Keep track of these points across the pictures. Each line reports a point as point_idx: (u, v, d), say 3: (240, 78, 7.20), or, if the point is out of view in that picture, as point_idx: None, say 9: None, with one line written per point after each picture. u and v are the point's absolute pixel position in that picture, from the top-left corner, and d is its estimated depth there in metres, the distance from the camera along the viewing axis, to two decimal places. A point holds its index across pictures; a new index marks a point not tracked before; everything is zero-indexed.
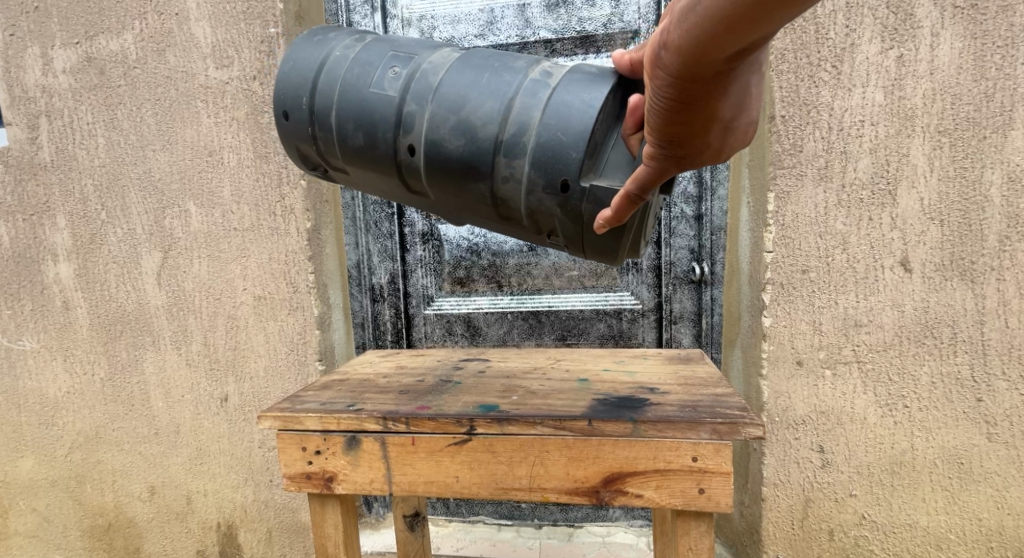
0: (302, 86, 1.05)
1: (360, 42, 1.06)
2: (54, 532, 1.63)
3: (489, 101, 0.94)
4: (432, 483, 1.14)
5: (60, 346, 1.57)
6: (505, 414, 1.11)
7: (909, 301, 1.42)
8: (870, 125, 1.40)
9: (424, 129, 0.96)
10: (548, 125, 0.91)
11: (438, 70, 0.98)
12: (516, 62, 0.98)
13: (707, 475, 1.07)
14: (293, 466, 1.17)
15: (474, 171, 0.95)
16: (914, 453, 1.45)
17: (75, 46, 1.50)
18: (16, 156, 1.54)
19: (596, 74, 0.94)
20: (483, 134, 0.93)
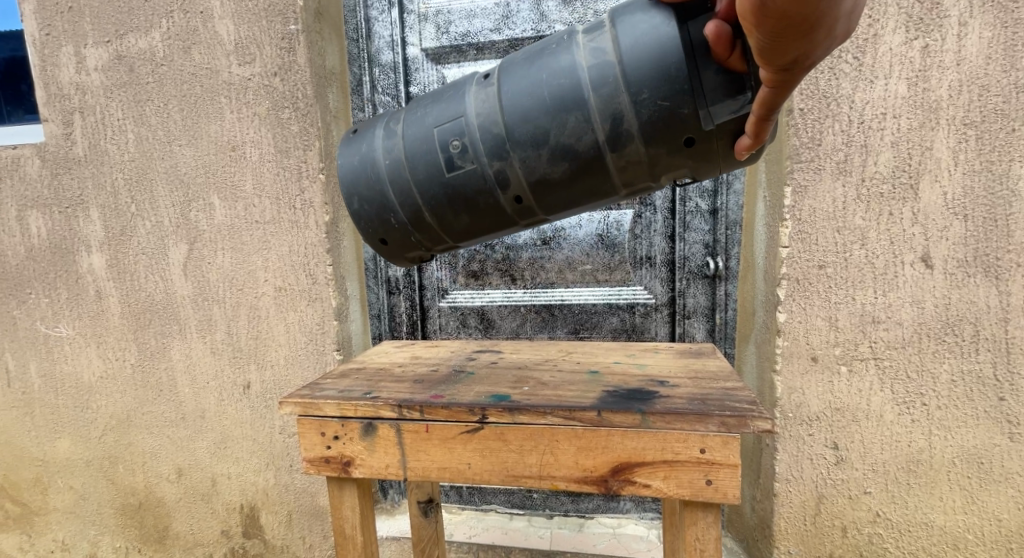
0: (381, 201, 1.08)
1: (396, 131, 1.07)
2: (90, 509, 1.70)
3: (570, 114, 0.96)
4: (445, 469, 1.17)
5: (93, 333, 1.63)
6: (516, 404, 1.14)
7: (929, 298, 1.40)
8: (892, 118, 1.37)
9: (524, 172, 1.00)
10: (640, 96, 0.93)
11: (495, 113, 1.00)
12: (558, 56, 0.98)
13: (714, 467, 1.08)
14: (313, 449, 1.22)
15: (593, 173, 0.99)
16: (932, 452, 1.43)
17: (106, 45, 1.55)
18: (52, 151, 1.60)
19: (651, 16, 0.92)
20: (583, 147, 0.97)
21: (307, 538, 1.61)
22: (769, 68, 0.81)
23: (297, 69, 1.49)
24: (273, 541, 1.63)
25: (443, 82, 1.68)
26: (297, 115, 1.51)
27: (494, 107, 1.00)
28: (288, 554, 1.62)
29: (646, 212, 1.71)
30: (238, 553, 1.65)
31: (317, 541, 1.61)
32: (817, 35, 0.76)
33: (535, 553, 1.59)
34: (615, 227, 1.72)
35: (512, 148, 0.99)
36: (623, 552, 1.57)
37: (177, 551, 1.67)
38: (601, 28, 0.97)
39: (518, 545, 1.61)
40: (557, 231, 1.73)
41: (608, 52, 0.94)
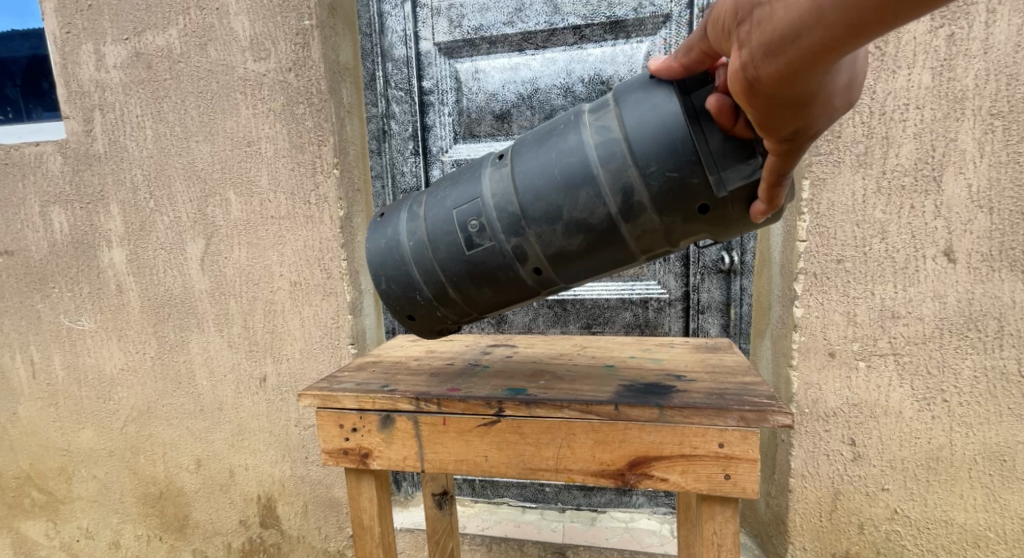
0: (408, 279, 1.13)
1: (419, 214, 1.12)
2: (113, 498, 1.74)
3: (581, 190, 0.99)
4: (461, 462, 1.17)
5: (114, 326, 1.67)
6: (533, 398, 1.14)
7: (952, 292, 1.37)
8: (915, 109, 1.34)
9: (541, 245, 1.03)
10: (647, 171, 0.95)
11: (511, 192, 1.03)
12: (567, 136, 1.01)
13: (733, 461, 1.07)
14: (332, 441, 1.23)
15: (608, 243, 1.01)
16: (953, 449, 1.41)
17: (125, 42, 1.57)
18: (73, 148, 1.63)
19: (654, 96, 0.96)
20: (595, 219, 0.99)
21: (323, 529, 1.63)
22: (772, 138, 0.83)
23: (311, 64, 1.50)
24: (289, 531, 1.65)
25: (456, 77, 1.68)
26: (312, 110, 1.52)
27: (509, 187, 1.04)
28: (304, 543, 1.65)
29: None
30: (256, 542, 1.68)
31: (333, 532, 1.63)
32: (814, 109, 0.78)
33: (548, 546, 1.60)
34: None
35: (528, 225, 1.02)
36: (636, 546, 1.58)
37: (197, 540, 1.71)
38: (607, 107, 1.00)
39: (531, 538, 1.62)
40: None
41: (614, 130, 0.97)
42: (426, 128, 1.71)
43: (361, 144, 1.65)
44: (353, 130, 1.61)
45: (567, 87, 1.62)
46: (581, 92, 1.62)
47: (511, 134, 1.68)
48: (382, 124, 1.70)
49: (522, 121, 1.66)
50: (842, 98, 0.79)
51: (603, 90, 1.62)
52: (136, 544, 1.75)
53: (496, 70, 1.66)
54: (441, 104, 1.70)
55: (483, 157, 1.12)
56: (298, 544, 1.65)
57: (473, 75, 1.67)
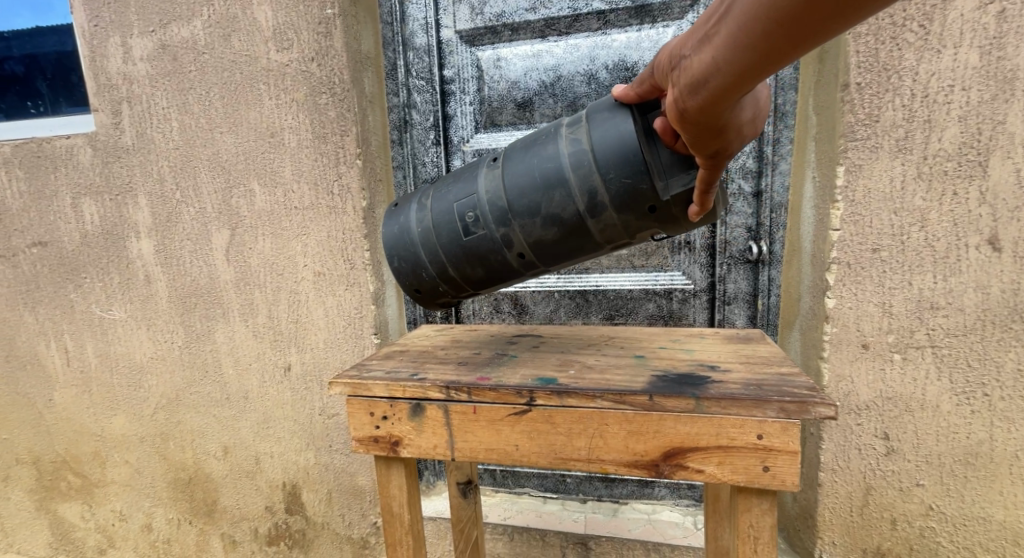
0: (416, 261, 1.20)
1: (426, 204, 1.20)
2: (144, 482, 1.78)
3: (556, 190, 1.08)
4: (492, 450, 1.16)
5: (144, 316, 1.70)
6: (564, 387, 1.12)
7: (996, 282, 1.31)
8: (960, 90, 1.28)
9: (523, 235, 1.11)
10: (608, 176, 1.05)
11: (500, 189, 1.12)
12: (546, 145, 1.10)
13: (772, 453, 1.05)
14: (362, 429, 1.22)
15: (578, 235, 1.10)
16: (993, 445, 1.35)
17: (151, 35, 1.59)
18: (103, 140, 1.65)
19: (615, 114, 1.05)
20: (567, 215, 1.08)
21: (346, 515, 1.65)
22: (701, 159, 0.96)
23: (334, 53, 1.50)
24: (314, 517, 1.68)
25: (477, 65, 1.66)
26: (334, 100, 1.52)
27: (498, 184, 1.12)
28: (328, 530, 1.67)
29: None
30: (281, 528, 1.70)
31: (356, 519, 1.65)
32: (732, 137, 0.92)
33: (570, 536, 1.59)
34: None
35: (513, 217, 1.10)
36: (658, 538, 1.56)
37: (225, 525, 1.75)
38: (580, 120, 1.09)
39: (553, 528, 1.61)
40: None
41: (582, 141, 1.07)
42: (447, 118, 1.69)
43: (382, 135, 1.64)
44: (374, 120, 1.60)
45: (591, 74, 1.60)
46: (605, 78, 1.59)
47: (534, 122, 1.65)
48: (403, 114, 1.69)
49: (545, 109, 1.64)
50: (751, 127, 0.94)
51: (628, 77, 1.58)
52: (167, 527, 1.79)
53: (518, 58, 1.63)
54: (462, 93, 1.68)
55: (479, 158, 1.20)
56: (322, 530, 1.68)
57: (495, 63, 1.65)
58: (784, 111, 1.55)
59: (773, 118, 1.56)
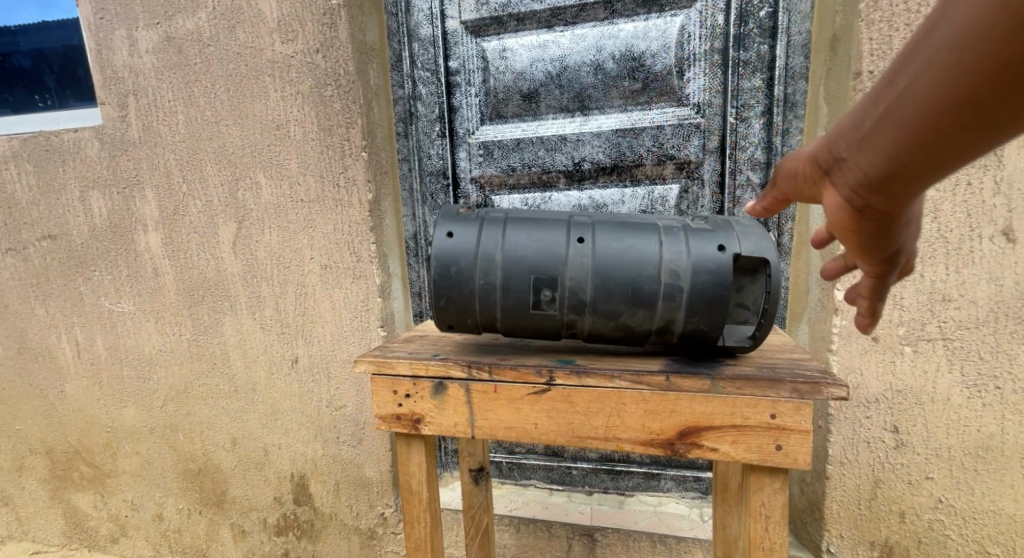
0: (464, 303, 1.12)
1: (494, 257, 1.11)
2: (154, 473, 1.80)
3: (641, 309, 1.08)
4: (512, 429, 1.14)
5: (152, 308, 1.71)
6: (585, 366, 1.11)
7: (1009, 274, 1.29)
8: None
9: (590, 329, 1.11)
10: (690, 317, 1.08)
11: (584, 281, 1.09)
12: (645, 260, 1.08)
13: (785, 432, 1.04)
14: (383, 406, 1.20)
15: (632, 345, 1.13)
16: (1005, 438, 1.34)
17: (156, 27, 1.59)
18: (109, 133, 1.66)
19: (719, 259, 1.07)
20: (639, 332, 1.10)
21: (354, 507, 1.66)
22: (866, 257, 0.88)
23: (339, 45, 1.50)
24: (322, 508, 1.69)
25: (483, 56, 1.65)
26: (340, 92, 1.51)
27: (583, 277, 1.09)
28: (336, 521, 1.69)
29: (693, 186, 1.61)
30: (290, 518, 1.72)
31: (363, 510, 1.66)
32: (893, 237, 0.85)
33: (576, 527, 1.59)
34: (660, 202, 1.61)
35: (589, 316, 1.09)
36: (664, 530, 1.56)
37: (234, 515, 1.76)
38: (685, 247, 1.08)
39: (558, 519, 1.62)
40: (599, 208, 1.64)
41: (682, 273, 1.07)
42: (452, 109, 1.68)
43: (388, 127, 1.63)
44: (379, 112, 1.60)
45: (597, 64, 1.58)
46: (612, 69, 1.58)
47: (540, 114, 1.64)
48: (408, 106, 1.68)
49: (552, 100, 1.62)
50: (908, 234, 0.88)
51: (635, 67, 1.57)
52: (178, 517, 1.81)
53: (524, 48, 1.61)
54: (468, 85, 1.67)
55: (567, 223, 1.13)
56: (330, 521, 1.69)
57: (501, 54, 1.63)
58: (794, 102, 1.50)
59: (783, 108, 1.51)
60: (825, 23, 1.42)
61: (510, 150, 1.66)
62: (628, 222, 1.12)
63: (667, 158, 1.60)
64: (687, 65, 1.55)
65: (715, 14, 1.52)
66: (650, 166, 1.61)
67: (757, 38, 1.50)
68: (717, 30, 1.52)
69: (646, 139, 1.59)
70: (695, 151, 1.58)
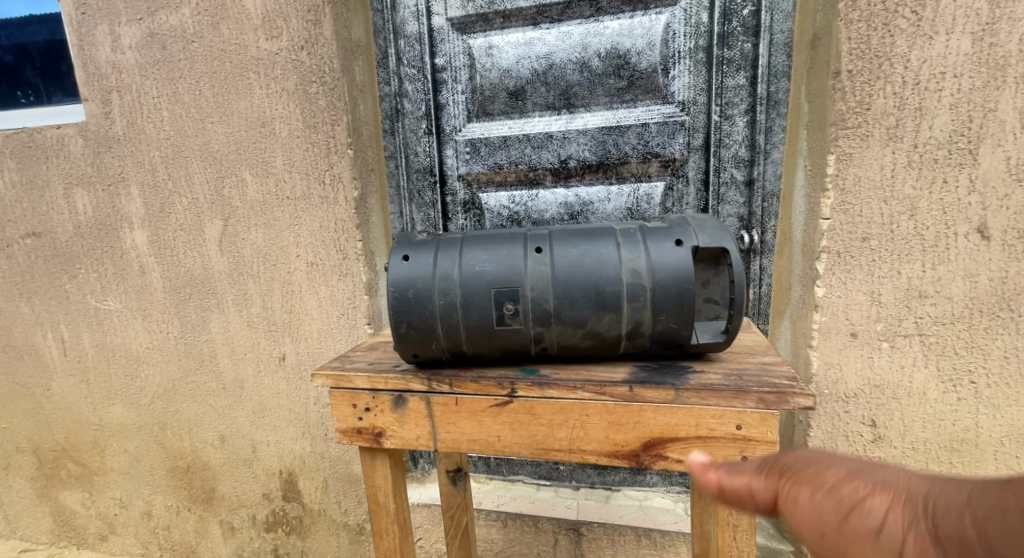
0: (430, 328, 1.16)
1: (452, 276, 1.15)
2: (143, 471, 1.81)
3: (606, 311, 1.13)
4: (474, 442, 1.17)
5: (139, 306, 1.71)
6: (545, 379, 1.14)
7: (984, 271, 1.32)
8: (952, 78, 1.29)
9: (558, 337, 1.15)
10: (655, 314, 1.13)
11: (547, 291, 1.13)
12: (604, 263, 1.14)
13: (750, 443, 1.07)
14: (345, 421, 1.22)
15: (604, 351, 1.17)
16: (978, 431, 1.37)
17: (139, 23, 1.57)
18: (93, 130, 1.65)
19: (675, 255, 1.12)
20: (607, 335, 1.14)
21: (342, 503, 1.68)
22: None
23: (324, 42, 1.49)
24: (310, 504, 1.70)
25: (469, 53, 1.65)
26: (325, 89, 1.51)
27: (546, 286, 1.14)
28: (325, 517, 1.70)
29: (677, 184, 1.63)
30: (278, 514, 1.73)
31: (351, 506, 1.67)
32: None
33: (562, 522, 1.62)
34: (646, 200, 1.63)
35: (557, 324, 1.13)
36: (649, 524, 1.59)
37: (223, 512, 1.77)
38: (641, 247, 1.14)
39: (545, 514, 1.64)
40: (585, 205, 1.65)
41: (642, 272, 1.12)
42: (439, 107, 1.68)
43: (374, 124, 1.63)
44: (365, 110, 1.59)
45: (583, 62, 1.59)
46: (597, 66, 1.58)
47: (526, 112, 1.65)
48: (395, 102, 1.68)
49: (538, 98, 1.63)
50: None
51: (620, 65, 1.58)
52: (167, 514, 1.82)
53: (510, 46, 1.62)
54: (454, 82, 1.67)
55: (521, 241, 1.18)
56: (319, 517, 1.70)
57: (487, 51, 1.63)
58: (777, 100, 1.52)
59: (766, 106, 1.53)
60: (806, 21, 1.44)
61: (497, 147, 1.67)
62: (582, 231, 1.18)
63: (652, 156, 1.61)
64: (671, 63, 1.56)
65: (699, 12, 1.53)
66: (635, 163, 1.62)
67: (740, 36, 1.51)
68: (701, 29, 1.54)
69: (632, 136, 1.60)
70: (679, 148, 1.60)
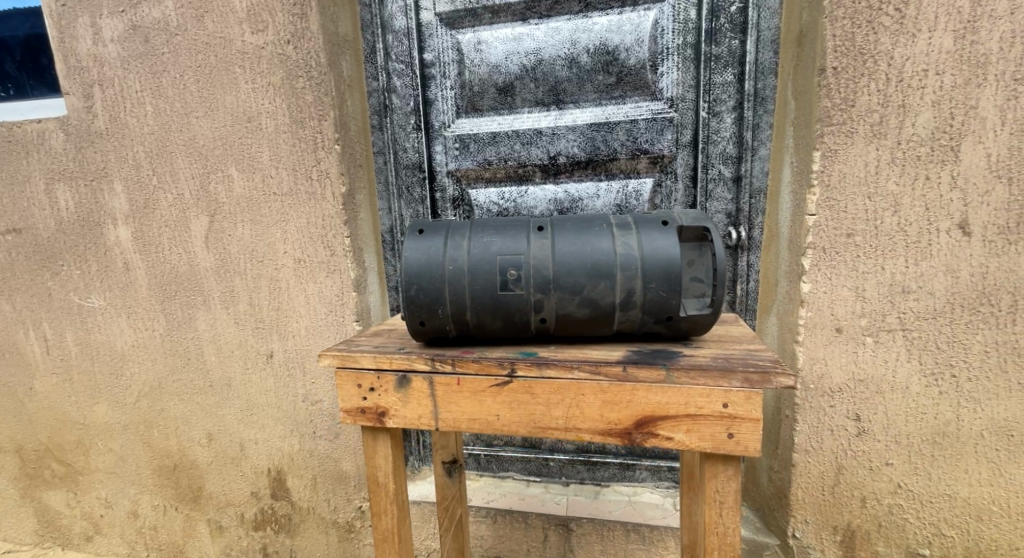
0: (435, 292, 1.17)
1: (461, 245, 1.18)
2: (129, 470, 1.79)
3: (603, 280, 1.15)
4: (475, 421, 1.17)
5: (123, 304, 1.68)
6: (545, 358, 1.15)
7: (965, 267, 1.34)
8: (934, 75, 1.30)
9: (557, 307, 1.16)
10: (649, 286, 1.14)
11: (548, 258, 1.16)
12: (601, 237, 1.17)
13: (736, 420, 1.09)
14: (349, 400, 1.22)
15: (599, 326, 1.17)
16: (959, 424, 1.40)
17: (121, 15, 1.55)
18: (74, 124, 1.62)
19: (667, 233, 1.16)
20: (604, 305, 1.16)
21: (331, 500, 1.67)
22: None
23: (310, 35, 1.48)
24: (299, 502, 1.70)
25: (458, 48, 1.64)
26: (312, 83, 1.50)
27: (547, 256, 1.16)
28: (314, 515, 1.69)
29: (666, 180, 1.63)
30: (267, 513, 1.72)
31: (341, 503, 1.67)
32: None
33: (552, 518, 1.63)
34: (635, 196, 1.64)
35: (556, 291, 1.15)
36: (638, 519, 1.60)
37: (211, 511, 1.76)
38: (634, 226, 1.18)
39: (534, 510, 1.65)
40: (574, 201, 1.65)
41: (636, 246, 1.15)
42: (428, 102, 1.67)
43: (362, 120, 1.62)
44: (353, 105, 1.58)
45: (572, 58, 1.59)
46: (586, 62, 1.58)
47: (515, 108, 1.64)
48: (383, 97, 1.66)
49: (526, 94, 1.63)
50: None
51: (609, 61, 1.58)
52: (153, 513, 1.80)
53: (498, 41, 1.61)
54: (443, 78, 1.66)
55: (525, 221, 1.23)
56: (308, 515, 1.70)
57: (476, 47, 1.63)
58: (764, 96, 1.52)
59: (752, 103, 1.53)
60: (792, 18, 1.45)
61: (486, 143, 1.67)
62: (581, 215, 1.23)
63: (641, 152, 1.61)
64: (660, 60, 1.57)
65: (687, 9, 1.53)
66: (624, 160, 1.62)
67: (728, 33, 1.52)
68: (689, 25, 1.54)
69: (620, 133, 1.60)
70: (668, 145, 1.60)
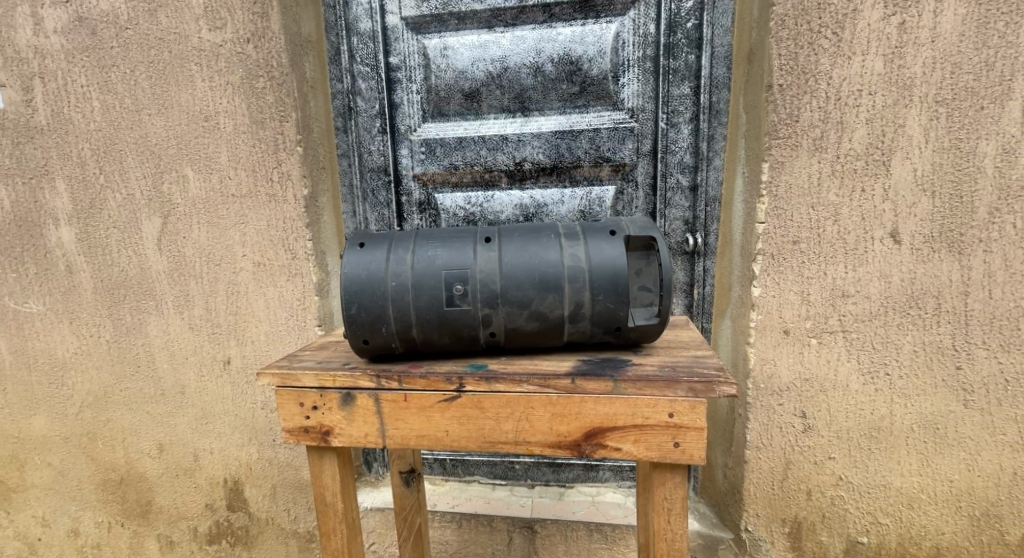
0: (379, 308, 1.17)
1: (404, 260, 1.19)
2: (69, 485, 1.68)
3: (550, 292, 1.17)
4: (423, 437, 1.18)
5: (65, 309, 1.59)
6: (493, 373, 1.16)
7: (896, 272, 1.45)
8: (867, 95, 1.41)
9: (505, 320, 1.18)
10: (596, 298, 1.17)
11: (494, 273, 1.18)
12: (547, 250, 1.19)
13: (681, 430, 1.13)
14: (291, 420, 1.20)
15: (548, 337, 1.20)
16: (892, 419, 1.50)
17: (65, 5, 1.47)
18: (12, 119, 1.53)
19: (613, 244, 1.19)
20: (551, 317, 1.18)
21: (291, 510, 1.63)
22: None
23: (271, 35, 1.45)
24: (257, 513, 1.64)
25: (424, 53, 1.64)
26: (272, 84, 1.47)
27: (494, 270, 1.18)
28: (273, 525, 1.64)
29: (628, 188, 1.69)
30: (223, 525, 1.66)
31: (301, 513, 1.63)
32: None
33: (516, 520, 1.64)
34: (598, 203, 1.68)
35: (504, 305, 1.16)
36: (601, 519, 1.63)
37: (161, 525, 1.68)
38: (581, 238, 1.20)
39: (500, 513, 1.66)
40: (540, 207, 1.69)
41: (583, 258, 1.18)
42: (393, 106, 1.67)
43: (326, 122, 1.60)
44: (316, 107, 1.56)
45: (537, 66, 1.62)
46: (550, 71, 1.62)
47: (481, 113, 1.66)
48: (347, 100, 1.66)
49: (492, 100, 1.65)
50: None
51: (573, 70, 1.62)
52: (97, 531, 1.70)
53: (464, 47, 1.63)
54: (409, 81, 1.66)
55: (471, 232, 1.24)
56: (266, 526, 1.65)
57: (442, 52, 1.64)
58: (718, 109, 1.60)
59: (708, 115, 1.61)
60: (742, 36, 1.53)
61: (453, 148, 1.68)
62: (529, 225, 1.25)
63: (603, 160, 1.67)
64: (621, 71, 1.62)
65: (647, 23, 1.60)
66: (588, 167, 1.67)
67: (685, 47, 1.59)
68: (649, 39, 1.60)
69: (583, 141, 1.65)
70: (629, 153, 1.66)
